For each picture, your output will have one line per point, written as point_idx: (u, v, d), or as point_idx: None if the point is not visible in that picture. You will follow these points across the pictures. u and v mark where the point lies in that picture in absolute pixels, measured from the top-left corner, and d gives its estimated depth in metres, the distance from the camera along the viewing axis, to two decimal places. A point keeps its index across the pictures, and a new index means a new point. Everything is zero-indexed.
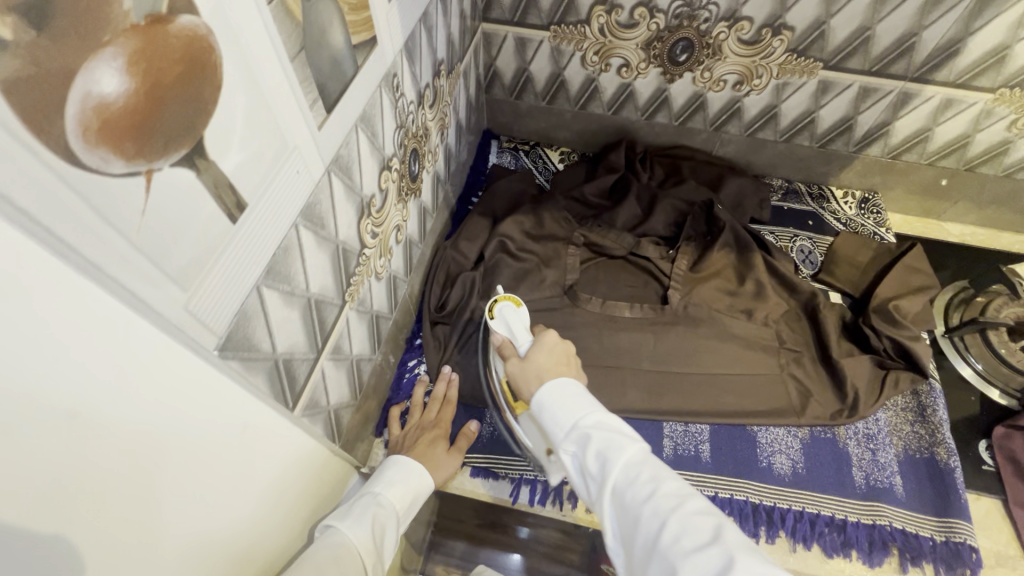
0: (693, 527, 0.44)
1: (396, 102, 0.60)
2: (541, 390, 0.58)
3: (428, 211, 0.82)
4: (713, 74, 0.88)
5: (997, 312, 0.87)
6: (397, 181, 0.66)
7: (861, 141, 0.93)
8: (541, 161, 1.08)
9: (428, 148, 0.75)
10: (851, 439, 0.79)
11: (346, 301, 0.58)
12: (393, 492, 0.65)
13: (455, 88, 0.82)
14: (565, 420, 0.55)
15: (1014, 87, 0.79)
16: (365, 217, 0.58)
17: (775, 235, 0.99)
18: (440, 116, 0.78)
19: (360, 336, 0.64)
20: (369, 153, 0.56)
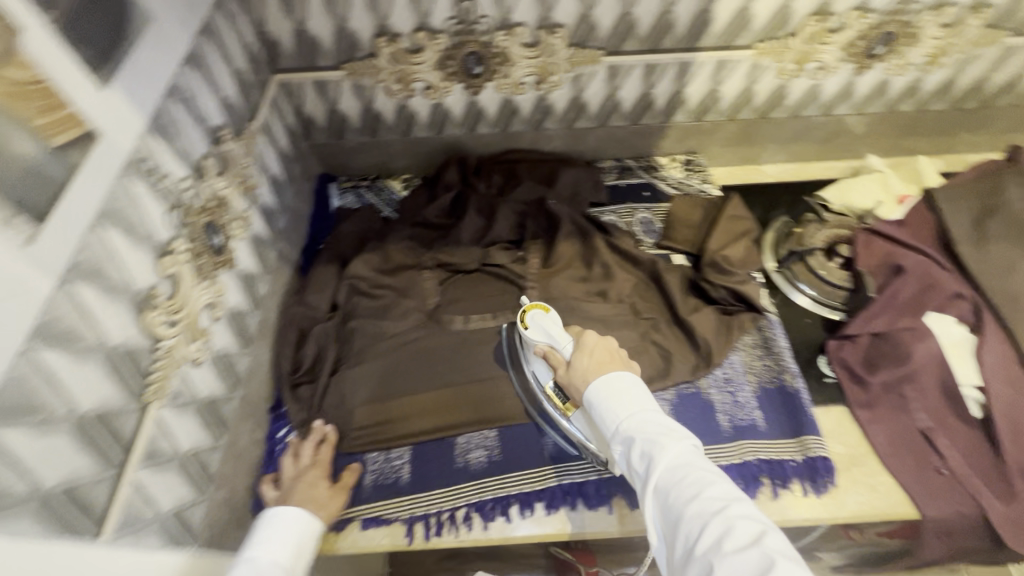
0: (738, 525, 0.49)
1: (157, 185, 0.57)
2: (594, 384, 0.68)
3: (255, 276, 0.79)
4: (511, 79, 0.91)
5: (813, 239, 0.96)
6: (192, 261, 0.63)
7: (664, 111, 0.99)
8: (384, 193, 1.08)
9: (231, 216, 0.72)
10: (712, 387, 0.84)
11: (149, 401, 0.55)
12: (270, 550, 0.61)
13: (254, 146, 0.80)
14: (611, 419, 0.64)
15: (769, 40, 0.87)
16: (149, 310, 0.55)
17: (616, 214, 1.04)
18: (239, 181, 0.75)
19: (187, 429, 0.61)
20: (131, 245, 0.53)
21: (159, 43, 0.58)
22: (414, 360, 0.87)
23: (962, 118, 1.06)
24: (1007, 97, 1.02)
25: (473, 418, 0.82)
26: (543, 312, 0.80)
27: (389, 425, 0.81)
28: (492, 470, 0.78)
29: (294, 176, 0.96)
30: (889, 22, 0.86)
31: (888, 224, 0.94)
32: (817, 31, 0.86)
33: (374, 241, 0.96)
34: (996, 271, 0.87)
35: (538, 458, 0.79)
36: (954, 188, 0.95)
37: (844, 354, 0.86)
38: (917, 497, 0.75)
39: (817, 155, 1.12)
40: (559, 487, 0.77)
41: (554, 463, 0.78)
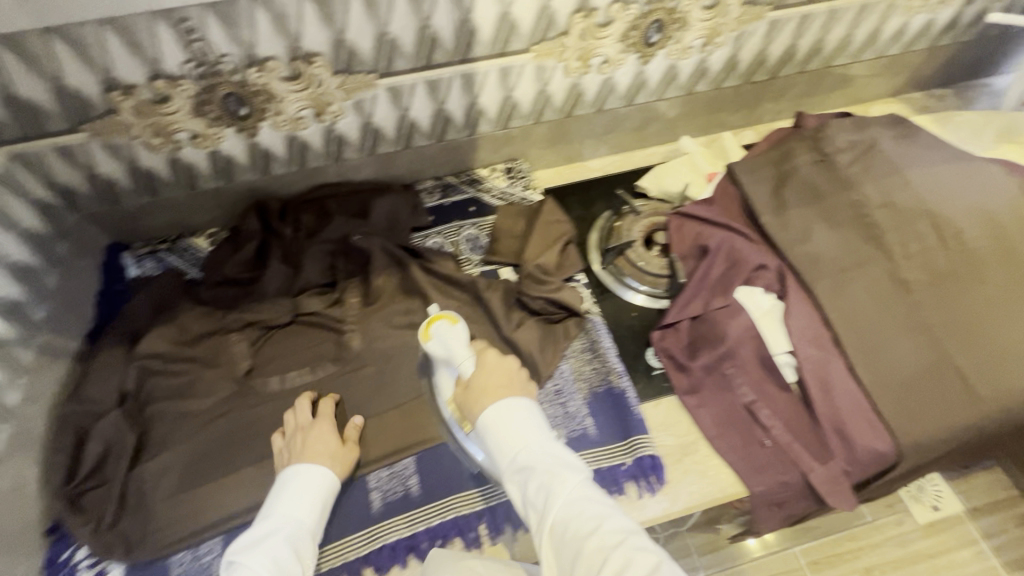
0: (636, 558, 0.51)
1: None
2: (484, 413, 0.64)
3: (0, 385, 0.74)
4: (287, 115, 0.85)
5: (631, 231, 0.96)
6: None
7: (466, 124, 0.96)
8: (188, 253, 0.97)
9: None
10: (544, 403, 0.81)
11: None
12: (297, 503, 0.68)
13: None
14: (508, 451, 0.60)
15: (543, 41, 0.86)
16: None
17: (441, 236, 1.00)
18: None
19: None
20: None
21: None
22: (222, 438, 0.78)
23: (759, 90, 1.10)
24: (792, 66, 1.07)
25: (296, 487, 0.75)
26: (451, 323, 0.72)
27: (195, 518, 0.73)
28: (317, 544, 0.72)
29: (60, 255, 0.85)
30: (654, 10, 0.87)
31: (698, 205, 0.95)
32: (587, 27, 0.86)
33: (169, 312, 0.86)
34: (795, 236, 0.90)
35: (365, 519, 0.73)
36: (753, 160, 0.97)
37: (668, 342, 0.86)
38: (742, 477, 0.77)
39: (637, 143, 1.13)
40: (390, 546, 0.71)
41: (382, 520, 0.73)
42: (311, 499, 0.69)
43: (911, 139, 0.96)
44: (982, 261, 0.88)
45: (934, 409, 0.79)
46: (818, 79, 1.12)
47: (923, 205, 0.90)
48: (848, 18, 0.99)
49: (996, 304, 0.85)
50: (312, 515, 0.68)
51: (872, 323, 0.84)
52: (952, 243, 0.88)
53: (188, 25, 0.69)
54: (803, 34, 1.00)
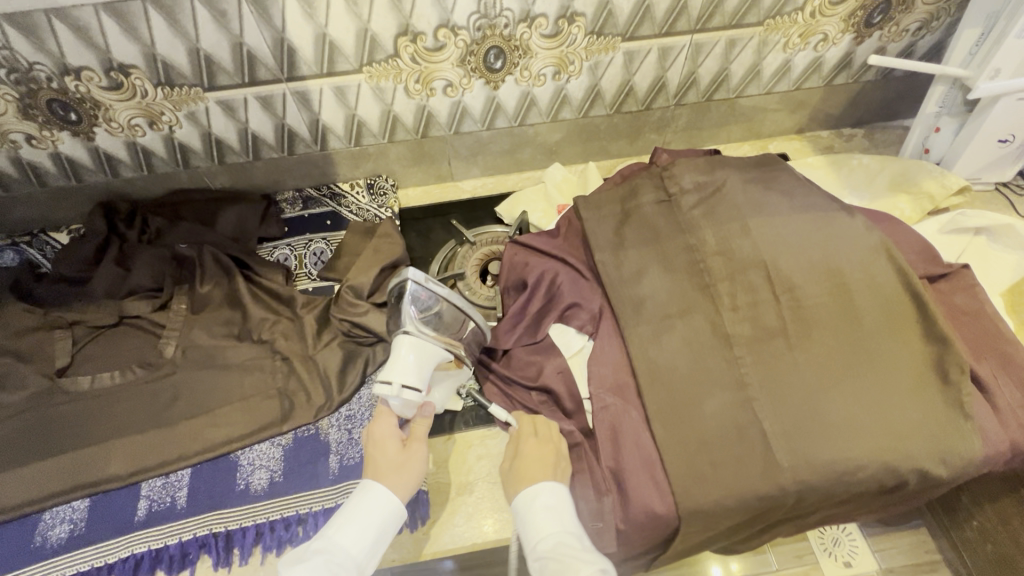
0: None
1: None
2: (520, 496, 0.69)
3: None
4: (119, 122, 0.87)
5: (467, 259, 0.95)
6: None
7: (315, 139, 0.97)
8: (47, 247, 1.01)
9: None
10: (332, 427, 0.81)
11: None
12: (349, 534, 0.62)
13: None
14: (531, 535, 0.65)
15: (372, 64, 0.85)
16: None
17: (289, 247, 1.01)
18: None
19: None
20: None
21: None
22: (19, 432, 0.81)
23: (635, 120, 1.06)
24: (667, 98, 1.03)
25: (84, 481, 0.77)
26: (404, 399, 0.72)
27: None
28: (68, 547, 0.72)
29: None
30: (487, 37, 0.85)
31: (539, 237, 0.93)
32: (417, 51, 0.85)
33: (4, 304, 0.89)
34: (624, 277, 0.87)
35: (123, 527, 0.74)
36: (601, 195, 0.95)
37: (486, 390, 0.86)
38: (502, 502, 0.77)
39: (512, 166, 1.11)
40: (133, 558, 0.72)
41: (139, 530, 0.73)
42: (370, 542, 0.63)
43: (767, 184, 0.92)
44: (813, 320, 0.83)
45: (726, 475, 0.75)
46: (702, 112, 1.08)
47: (759, 256, 0.86)
48: (717, 51, 0.95)
49: (824, 368, 0.81)
50: (363, 554, 0.61)
51: (685, 378, 0.81)
52: (785, 299, 0.84)
53: None
54: (668, 66, 0.96)
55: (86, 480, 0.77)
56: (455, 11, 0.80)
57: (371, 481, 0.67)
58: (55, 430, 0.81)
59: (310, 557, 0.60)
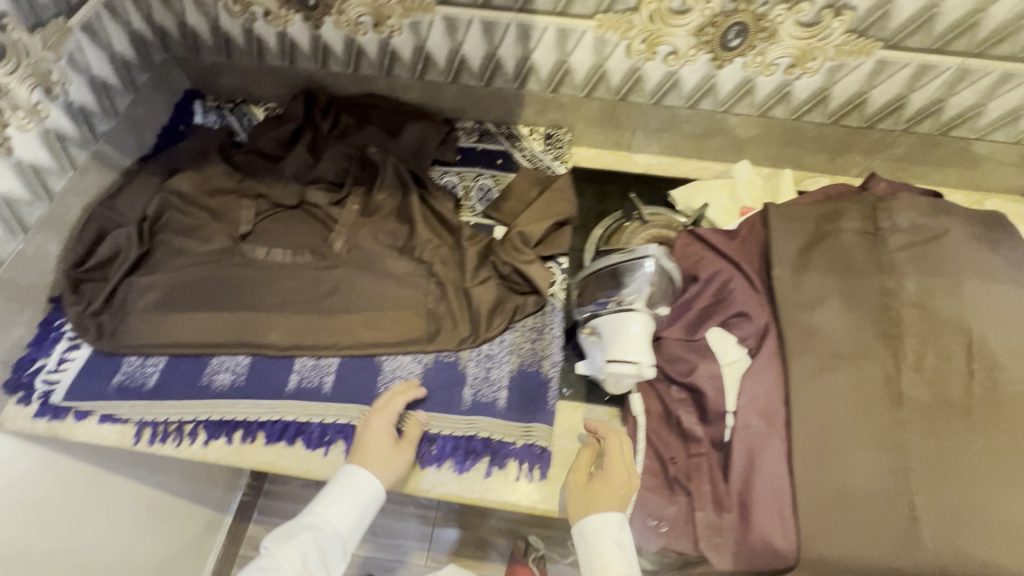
0: None
1: None
2: (585, 520, 0.68)
3: (47, 171, 0.82)
4: (349, 17, 0.89)
5: (634, 236, 0.91)
6: None
7: (516, 77, 0.95)
8: (245, 119, 1.08)
9: (9, 104, 0.75)
10: (472, 360, 0.83)
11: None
12: (339, 512, 0.71)
13: (65, 44, 0.81)
14: (591, 565, 0.67)
15: (607, 12, 0.82)
16: None
17: (458, 176, 1.02)
18: (32, 75, 0.77)
19: None
20: None
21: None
22: (202, 281, 0.89)
23: (848, 137, 0.97)
24: (896, 121, 0.92)
25: (252, 340, 0.84)
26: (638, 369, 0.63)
27: (158, 334, 0.84)
28: (230, 395, 0.80)
29: (139, 83, 0.97)
30: (737, 11, 0.78)
31: (717, 234, 0.88)
32: (658, 10, 0.80)
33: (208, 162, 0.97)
34: (803, 302, 0.81)
35: (277, 393, 0.80)
36: (797, 208, 0.88)
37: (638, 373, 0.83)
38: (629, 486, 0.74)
39: (694, 153, 1.06)
40: (281, 422, 0.78)
41: (291, 400, 0.80)
42: (355, 509, 0.71)
43: (994, 246, 0.81)
44: (1006, 411, 0.74)
45: (859, 530, 0.71)
46: (925, 146, 0.96)
47: (963, 322, 0.77)
48: (981, 84, 0.83)
49: (1005, 466, 0.72)
50: (347, 529, 0.71)
51: (843, 422, 0.75)
52: (980, 378, 0.75)
53: None
54: (917, 87, 0.85)
55: (251, 340, 0.84)
56: None
57: (356, 466, 0.72)
58: (230, 287, 0.89)
59: (294, 538, 0.69)
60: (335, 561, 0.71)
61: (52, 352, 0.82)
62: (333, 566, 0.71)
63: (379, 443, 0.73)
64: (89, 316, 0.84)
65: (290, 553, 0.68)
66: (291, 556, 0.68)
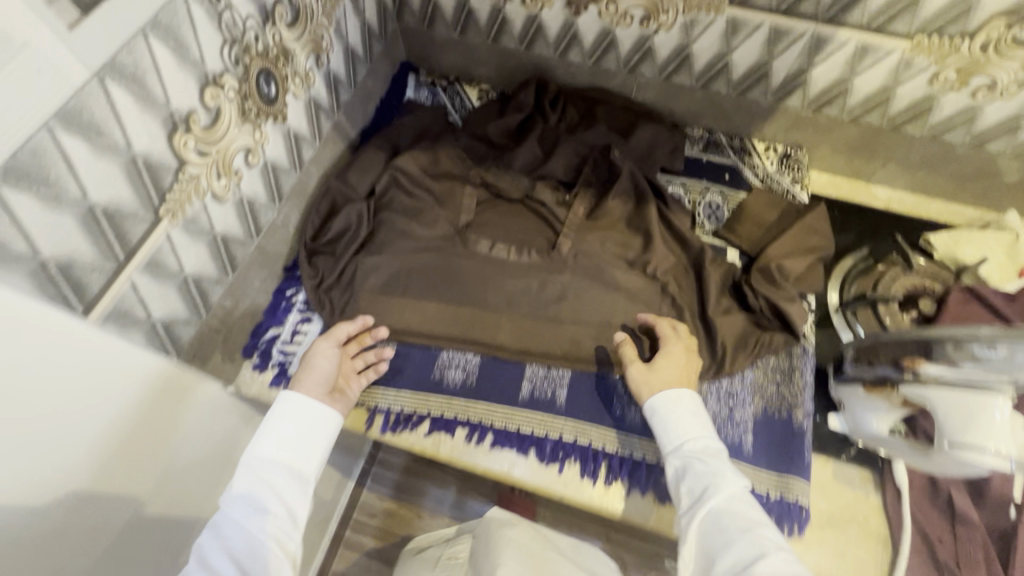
0: (773, 550, 0.53)
1: (218, 13, 0.58)
2: (656, 396, 0.69)
3: (303, 139, 0.80)
4: (618, 7, 0.83)
5: (892, 284, 0.83)
6: (238, 101, 0.64)
7: (778, 90, 0.87)
8: (458, 98, 1.03)
9: (292, 70, 0.73)
10: (711, 395, 0.77)
11: (162, 216, 0.58)
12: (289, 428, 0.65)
13: (336, 11, 0.79)
14: (674, 434, 0.66)
15: (932, 34, 0.72)
16: (181, 133, 0.57)
17: (684, 188, 0.95)
18: (311, 43, 0.75)
19: (197, 255, 0.65)
20: (176, 66, 0.54)
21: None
22: (425, 268, 0.85)
23: None
24: None
25: (482, 339, 0.81)
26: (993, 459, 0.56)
27: (388, 319, 0.82)
28: (462, 394, 0.78)
29: (374, 53, 0.95)
30: None
31: (997, 295, 0.79)
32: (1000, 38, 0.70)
33: (432, 144, 0.94)
34: None
35: (510, 400, 0.77)
36: None
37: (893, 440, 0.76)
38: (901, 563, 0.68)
39: (944, 193, 0.95)
40: (516, 432, 0.76)
41: (525, 410, 0.77)
42: (291, 442, 0.65)
43: None
44: None
45: None
46: None
47: None
48: None
49: None
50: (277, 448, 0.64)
51: None
52: None
53: None
54: None
55: (480, 339, 0.81)
56: None
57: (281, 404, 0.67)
58: (454, 279, 0.85)
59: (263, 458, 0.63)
60: (289, 497, 0.61)
61: (286, 322, 0.82)
62: (289, 503, 0.61)
63: (313, 373, 0.71)
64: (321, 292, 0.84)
65: (249, 481, 0.61)
66: (247, 484, 0.60)
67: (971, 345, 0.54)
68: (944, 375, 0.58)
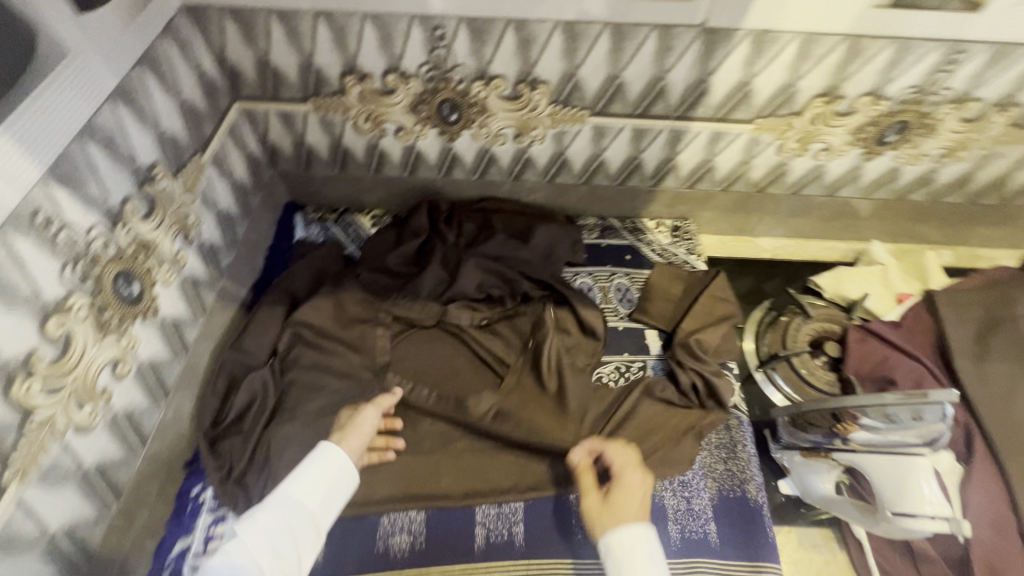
0: None
1: (51, 238, 0.51)
2: (608, 537, 0.59)
3: (184, 322, 0.73)
4: (490, 129, 0.85)
5: (798, 333, 0.89)
6: (93, 317, 0.57)
7: (653, 176, 0.93)
8: (351, 228, 1.00)
9: (157, 260, 0.66)
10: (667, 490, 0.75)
11: (10, 483, 0.48)
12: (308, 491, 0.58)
13: (199, 184, 0.74)
14: None
15: (769, 116, 0.80)
16: (20, 381, 0.49)
17: (592, 277, 0.96)
18: (175, 224, 0.70)
19: (63, 505, 0.56)
20: (3, 313, 0.47)
21: (68, 76, 0.51)
22: None
23: (980, 213, 0.97)
24: None
25: (425, 491, 0.75)
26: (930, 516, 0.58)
27: None
28: (412, 561, 0.71)
29: (252, 206, 0.90)
30: (904, 111, 0.78)
31: (885, 324, 0.86)
32: (823, 112, 0.79)
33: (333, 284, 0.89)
34: (997, 395, 0.77)
35: (466, 554, 0.71)
36: (962, 295, 0.87)
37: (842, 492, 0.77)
38: None
39: (818, 233, 1.04)
40: None
41: (484, 562, 0.71)
42: (320, 485, 0.59)
43: None
44: None
45: None
46: None
47: None
48: None
49: None
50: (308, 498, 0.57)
51: None
52: None
53: (440, 32, 0.71)
54: None
55: (424, 492, 0.75)
56: (895, 81, 0.74)
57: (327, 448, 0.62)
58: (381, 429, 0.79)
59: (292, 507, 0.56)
60: (305, 553, 0.54)
61: (195, 528, 0.69)
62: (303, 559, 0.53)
63: (355, 435, 0.68)
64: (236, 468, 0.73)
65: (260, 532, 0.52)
66: (272, 529, 0.53)
67: (885, 409, 0.59)
68: (861, 439, 0.64)
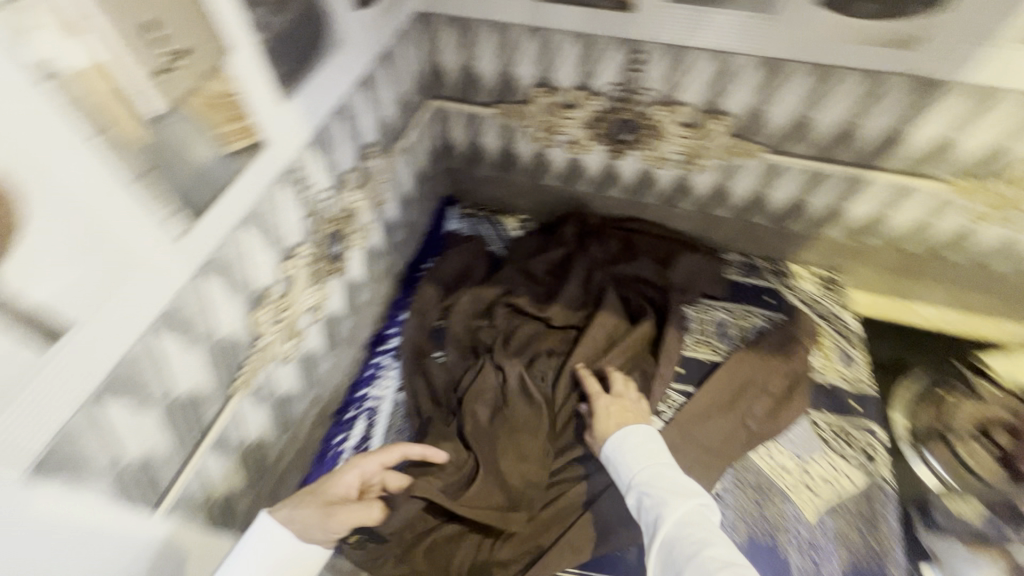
0: (690, 520, 0.55)
1: (302, 194, 0.61)
2: (611, 439, 0.68)
3: (359, 285, 0.81)
4: (658, 152, 0.87)
5: (958, 414, 0.83)
6: (310, 266, 0.66)
7: (816, 222, 0.90)
8: (497, 228, 1.05)
9: (356, 227, 0.75)
10: (793, 547, 0.71)
11: (234, 392, 0.58)
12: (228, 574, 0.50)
13: (393, 167, 0.83)
14: (627, 470, 0.64)
15: (969, 177, 0.76)
16: (259, 308, 0.58)
17: (729, 313, 0.91)
18: (372, 198, 0.78)
19: (259, 420, 0.64)
20: (263, 248, 0.56)
21: (339, 63, 0.61)
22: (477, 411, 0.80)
23: None
24: None
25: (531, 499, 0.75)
26: None
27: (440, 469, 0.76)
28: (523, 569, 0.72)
29: (422, 192, 0.98)
30: None
31: None
32: None
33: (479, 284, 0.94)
34: None
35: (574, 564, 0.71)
36: None
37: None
38: None
39: None
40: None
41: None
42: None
43: None
44: None
45: None
46: None
47: None
48: None
49: None
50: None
51: None
52: None
53: (639, 57, 0.76)
54: None
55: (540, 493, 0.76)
56: None
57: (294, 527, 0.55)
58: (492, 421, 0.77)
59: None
60: None
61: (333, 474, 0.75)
62: None
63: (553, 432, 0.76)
64: (387, 418, 0.81)
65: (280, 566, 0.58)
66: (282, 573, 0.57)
67: None
68: None
